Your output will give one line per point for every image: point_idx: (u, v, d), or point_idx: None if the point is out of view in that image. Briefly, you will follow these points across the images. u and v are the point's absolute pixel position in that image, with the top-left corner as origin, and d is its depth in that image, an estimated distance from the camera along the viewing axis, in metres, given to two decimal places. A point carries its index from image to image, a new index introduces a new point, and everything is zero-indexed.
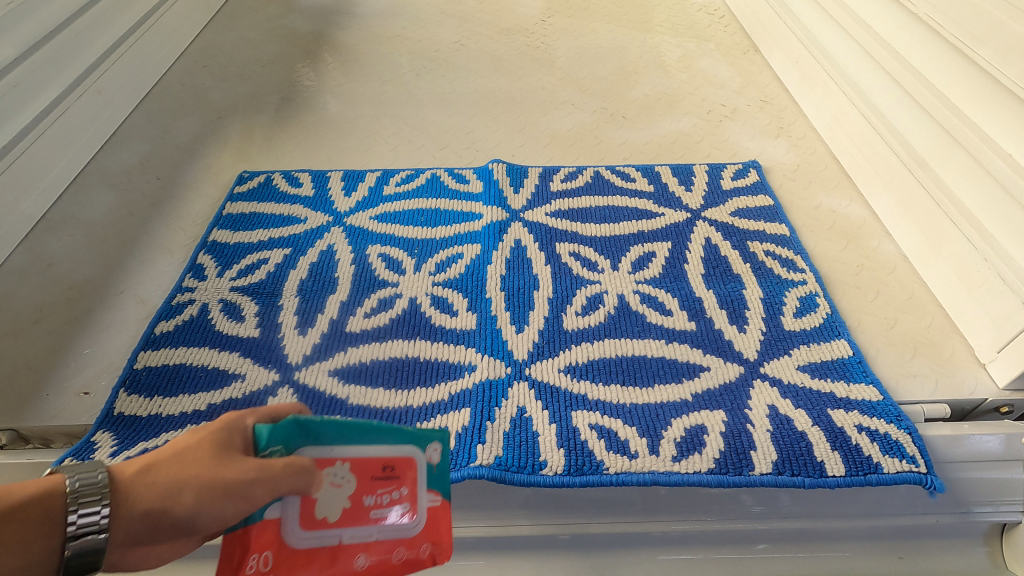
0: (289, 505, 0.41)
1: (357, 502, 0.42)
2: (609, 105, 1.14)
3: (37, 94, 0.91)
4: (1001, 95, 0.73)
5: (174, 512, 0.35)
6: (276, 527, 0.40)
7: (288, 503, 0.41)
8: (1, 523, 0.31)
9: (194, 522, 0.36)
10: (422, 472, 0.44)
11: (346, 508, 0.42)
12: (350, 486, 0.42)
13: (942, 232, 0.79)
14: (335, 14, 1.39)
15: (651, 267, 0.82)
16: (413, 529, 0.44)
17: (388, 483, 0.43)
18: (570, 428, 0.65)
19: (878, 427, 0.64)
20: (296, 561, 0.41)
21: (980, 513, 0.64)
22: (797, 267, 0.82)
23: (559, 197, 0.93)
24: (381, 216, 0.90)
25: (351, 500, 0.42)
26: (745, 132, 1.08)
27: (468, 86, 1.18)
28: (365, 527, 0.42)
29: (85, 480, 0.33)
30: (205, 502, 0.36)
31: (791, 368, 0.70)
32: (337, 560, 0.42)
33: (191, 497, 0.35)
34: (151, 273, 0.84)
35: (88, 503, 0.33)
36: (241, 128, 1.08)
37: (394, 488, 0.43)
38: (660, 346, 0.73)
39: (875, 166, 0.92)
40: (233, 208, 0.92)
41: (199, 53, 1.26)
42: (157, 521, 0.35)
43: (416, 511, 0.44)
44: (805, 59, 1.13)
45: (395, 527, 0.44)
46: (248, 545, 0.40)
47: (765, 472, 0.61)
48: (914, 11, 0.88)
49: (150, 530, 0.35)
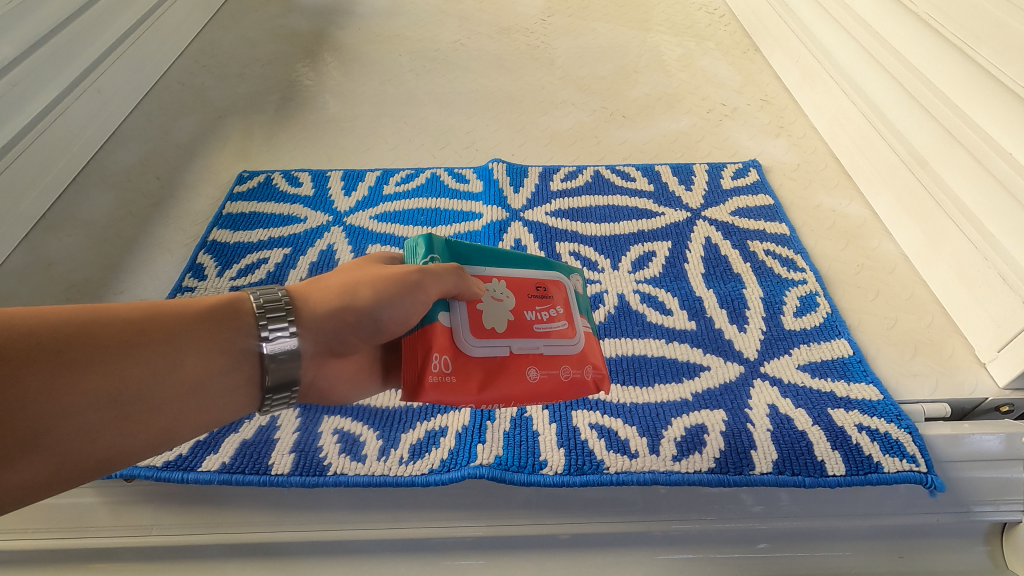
0: (459, 313, 0.50)
1: (520, 316, 0.52)
2: (609, 105, 1.14)
3: (36, 93, 0.91)
4: (1001, 93, 0.73)
5: (357, 306, 0.47)
6: (452, 333, 0.49)
7: (457, 311, 0.50)
8: (204, 323, 0.40)
9: (375, 315, 0.47)
10: (567, 294, 0.55)
11: (510, 320, 0.51)
12: (510, 302, 0.52)
13: (942, 232, 0.79)
14: (335, 14, 1.39)
15: (651, 267, 0.82)
16: (573, 346, 0.53)
17: (538, 302, 0.53)
18: (570, 428, 0.65)
19: (878, 426, 0.64)
20: (471, 366, 0.49)
21: (981, 513, 0.64)
22: (797, 267, 0.82)
23: (559, 196, 0.93)
24: (381, 216, 0.90)
25: (512, 314, 0.52)
26: (745, 132, 1.08)
27: (468, 86, 1.18)
28: (531, 338, 0.51)
29: (267, 299, 0.44)
30: (379, 295, 0.47)
31: (792, 367, 0.70)
32: (504, 367, 0.50)
33: (366, 295, 0.47)
34: (150, 273, 0.84)
35: (275, 315, 0.43)
36: (241, 128, 1.08)
37: (547, 307, 0.53)
38: (660, 346, 0.73)
39: (875, 166, 0.92)
40: (232, 207, 0.92)
41: (198, 52, 1.26)
42: (344, 318, 0.47)
43: (570, 328, 0.54)
44: (805, 58, 1.13)
45: (553, 341, 0.52)
46: (433, 346, 0.48)
47: (766, 472, 0.61)
48: (914, 11, 0.88)
49: (344, 323, 0.47)
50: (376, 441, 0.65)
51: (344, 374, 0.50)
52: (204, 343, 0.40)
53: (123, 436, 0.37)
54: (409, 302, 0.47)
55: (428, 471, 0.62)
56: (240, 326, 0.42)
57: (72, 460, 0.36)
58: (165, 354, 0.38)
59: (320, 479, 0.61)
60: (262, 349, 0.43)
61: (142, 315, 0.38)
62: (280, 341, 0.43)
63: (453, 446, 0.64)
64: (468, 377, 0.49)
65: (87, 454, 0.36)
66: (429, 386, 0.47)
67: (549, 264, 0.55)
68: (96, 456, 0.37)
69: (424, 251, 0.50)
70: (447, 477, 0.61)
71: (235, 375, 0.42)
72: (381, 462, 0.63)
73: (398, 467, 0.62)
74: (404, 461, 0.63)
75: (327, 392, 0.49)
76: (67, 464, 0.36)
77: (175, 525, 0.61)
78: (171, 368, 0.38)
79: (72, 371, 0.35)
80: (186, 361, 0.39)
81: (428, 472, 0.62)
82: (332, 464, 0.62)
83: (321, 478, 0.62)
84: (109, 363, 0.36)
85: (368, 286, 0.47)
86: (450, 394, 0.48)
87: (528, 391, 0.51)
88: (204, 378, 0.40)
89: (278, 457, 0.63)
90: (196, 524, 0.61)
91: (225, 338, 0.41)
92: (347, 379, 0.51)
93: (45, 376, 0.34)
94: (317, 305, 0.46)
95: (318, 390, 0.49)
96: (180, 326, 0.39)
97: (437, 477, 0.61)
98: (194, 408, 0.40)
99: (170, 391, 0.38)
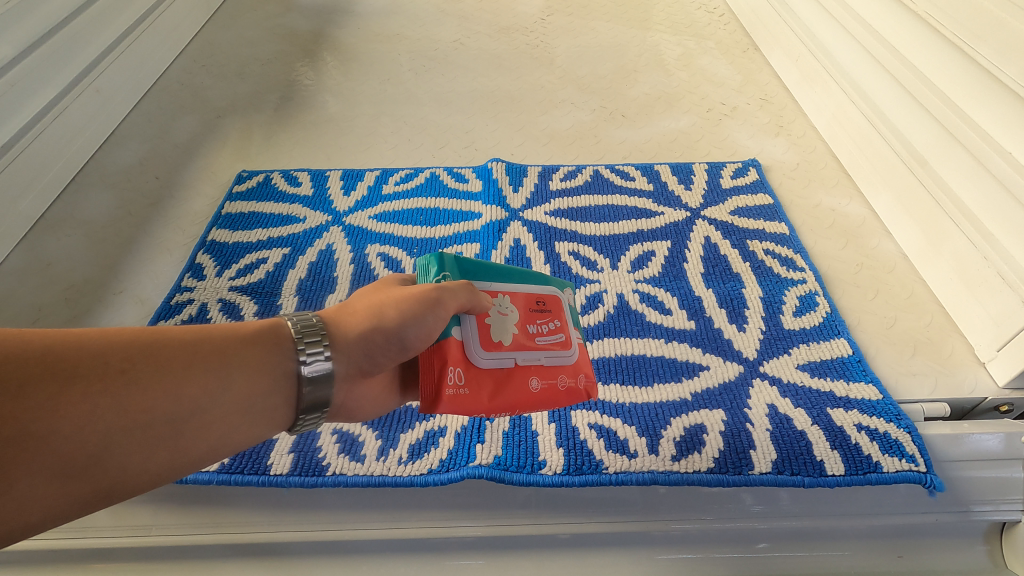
0: (470, 327, 0.49)
1: (523, 329, 0.52)
2: (609, 105, 1.13)
3: (35, 93, 0.91)
4: (1001, 92, 0.73)
5: (386, 326, 0.46)
6: (465, 346, 0.49)
7: (468, 325, 0.49)
8: (249, 344, 0.39)
9: (403, 333, 0.46)
10: (566, 310, 0.56)
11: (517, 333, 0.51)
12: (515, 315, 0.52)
13: (942, 231, 0.79)
14: (334, 13, 1.39)
15: (651, 266, 0.82)
16: (569, 356, 0.54)
17: (540, 315, 0.54)
18: (570, 428, 0.65)
19: (877, 426, 0.64)
20: (482, 378, 0.49)
21: (980, 513, 0.64)
22: (797, 266, 0.82)
23: (558, 196, 0.93)
24: (381, 216, 0.90)
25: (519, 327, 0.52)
26: (745, 131, 1.08)
27: (467, 85, 1.18)
28: (535, 351, 0.52)
29: (302, 322, 0.42)
30: (405, 315, 0.46)
31: (791, 367, 0.70)
32: (514, 379, 0.51)
33: (394, 313, 0.46)
34: (149, 273, 0.84)
35: (312, 338, 0.42)
36: (240, 127, 1.08)
37: (546, 319, 0.54)
38: (660, 346, 0.73)
39: (875, 165, 0.92)
40: (232, 207, 0.92)
41: (197, 52, 1.26)
42: (372, 340, 0.46)
43: (567, 340, 0.54)
44: (805, 57, 1.13)
45: (555, 353, 0.53)
46: (447, 359, 0.48)
47: (765, 472, 0.61)
48: (914, 9, 0.88)
49: (371, 345, 0.46)
50: (376, 440, 0.65)
51: (368, 393, 0.49)
52: (250, 365, 0.39)
53: (174, 456, 0.36)
54: (432, 318, 0.46)
55: (428, 470, 0.62)
56: (283, 349, 0.41)
57: (123, 479, 0.35)
58: (217, 375, 0.37)
59: (319, 479, 0.61)
60: (302, 372, 0.41)
61: (195, 335, 0.37)
62: (319, 365, 0.42)
63: (453, 446, 0.64)
64: (481, 389, 0.49)
65: (138, 474, 0.35)
66: (445, 399, 0.47)
67: (547, 279, 0.56)
68: (146, 475, 0.35)
69: (435, 270, 0.51)
70: (446, 477, 0.61)
71: (279, 397, 0.40)
72: (381, 462, 0.63)
73: (397, 467, 0.62)
74: (404, 460, 0.63)
75: (353, 411, 0.48)
76: (119, 482, 0.35)
77: (176, 526, 0.61)
78: (220, 390, 0.37)
79: (129, 391, 0.34)
80: (236, 381, 0.38)
81: (428, 472, 0.62)
82: (331, 465, 0.62)
83: (320, 478, 0.62)
84: (164, 383, 0.35)
85: (394, 307, 0.46)
86: (465, 407, 0.48)
87: (534, 401, 0.51)
88: (250, 399, 0.39)
89: (277, 457, 0.63)
90: (197, 524, 0.61)
91: (272, 360, 0.40)
92: (373, 397, 0.50)
93: (103, 395, 0.33)
94: (344, 327, 0.45)
95: (345, 411, 0.48)
96: (231, 347, 0.38)
97: (436, 477, 0.61)
98: (241, 428, 0.39)
99: (220, 411, 0.37)
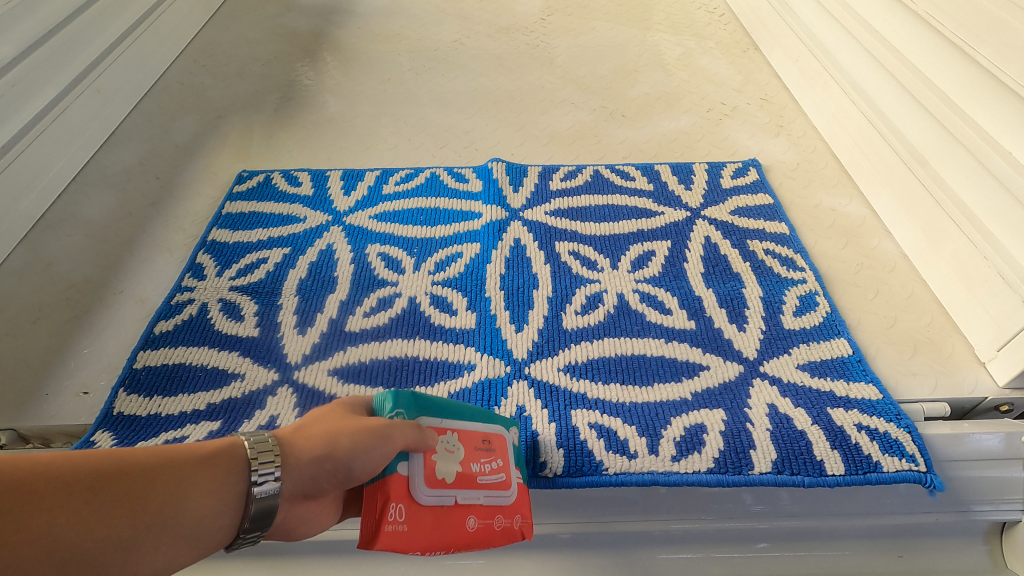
0: (417, 463, 0.47)
1: (466, 469, 0.50)
2: (609, 105, 1.13)
3: (35, 94, 0.91)
4: (1001, 92, 0.73)
5: (337, 453, 0.43)
6: (409, 483, 0.47)
7: (416, 462, 0.47)
8: (205, 467, 0.38)
9: (352, 463, 0.44)
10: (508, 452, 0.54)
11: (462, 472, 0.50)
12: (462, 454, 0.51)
13: (942, 231, 0.79)
14: (334, 13, 1.39)
15: (651, 266, 0.82)
16: (508, 496, 0.52)
17: (482, 455, 0.52)
18: (570, 428, 0.64)
19: (878, 426, 0.64)
20: (423, 515, 0.47)
21: (979, 512, 0.64)
22: (797, 266, 0.82)
23: (559, 196, 0.93)
24: (381, 216, 0.90)
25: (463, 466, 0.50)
26: (745, 131, 1.08)
27: (467, 85, 1.18)
28: (475, 490, 0.50)
29: (259, 442, 0.41)
30: (359, 445, 0.44)
31: (791, 367, 0.70)
32: (454, 519, 0.48)
33: (349, 442, 0.44)
34: (150, 273, 0.84)
35: (265, 458, 0.41)
36: (240, 127, 1.08)
37: (490, 459, 0.52)
38: (660, 346, 0.73)
39: (875, 166, 0.92)
40: (232, 207, 0.92)
41: (198, 52, 1.26)
42: (323, 465, 0.43)
43: (508, 480, 0.53)
44: (805, 57, 1.13)
45: (494, 493, 0.51)
46: (390, 495, 0.45)
47: (765, 472, 0.61)
48: (915, 8, 0.88)
49: (320, 471, 0.43)
50: None
51: (314, 514, 0.46)
52: (207, 487, 0.38)
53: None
54: (381, 450, 0.45)
55: None
56: (237, 471, 0.39)
57: None
58: (173, 497, 0.36)
59: None
60: (251, 493, 0.40)
61: (153, 457, 0.37)
62: (270, 486, 0.40)
63: None
64: (421, 528, 0.46)
65: None
66: (382, 535, 0.45)
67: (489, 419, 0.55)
68: None
69: (390, 405, 0.48)
70: None
71: (230, 520, 0.39)
72: None
73: None
74: None
75: (291, 531, 0.45)
76: None
77: None
78: (172, 512, 0.36)
79: (84, 515, 0.34)
80: (189, 504, 0.37)
81: None
82: None
83: None
84: (117, 508, 0.35)
85: (350, 435, 0.44)
86: (402, 546, 0.46)
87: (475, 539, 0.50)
88: (203, 521, 0.38)
89: None
90: None
91: (228, 483, 0.39)
92: (315, 520, 0.46)
93: (56, 518, 0.33)
94: (294, 445, 0.43)
95: (281, 532, 0.44)
96: (189, 471, 0.38)
97: None
98: (189, 553, 0.37)
99: (170, 536, 0.36)
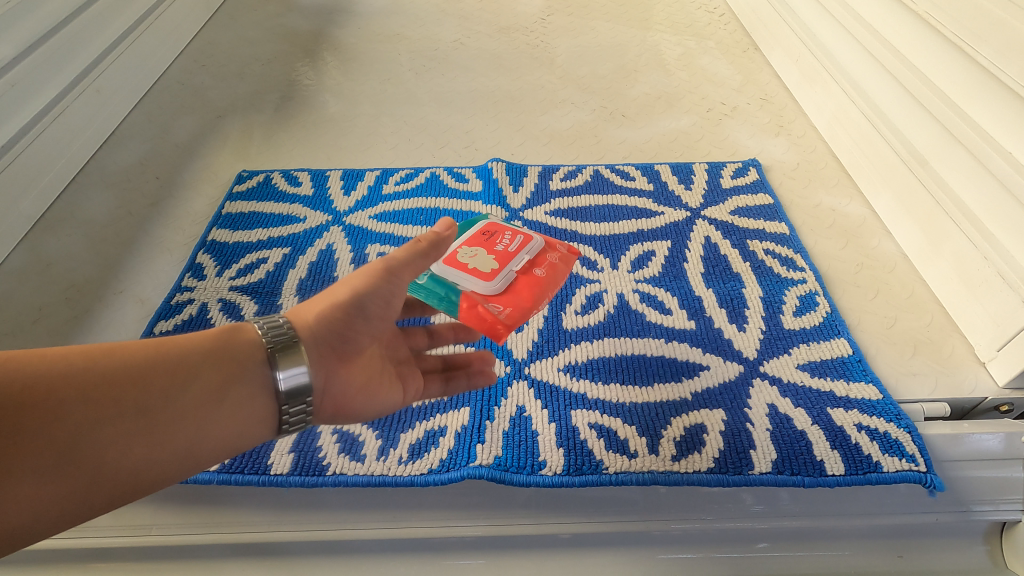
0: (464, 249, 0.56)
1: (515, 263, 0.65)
2: (609, 105, 1.13)
3: (35, 94, 0.91)
4: (1001, 92, 0.73)
5: (342, 306, 0.50)
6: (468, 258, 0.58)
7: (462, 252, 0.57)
8: (212, 361, 0.44)
9: (361, 303, 0.50)
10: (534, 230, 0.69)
11: (501, 304, 0.62)
12: (489, 286, 0.63)
13: (942, 231, 0.79)
14: (334, 13, 1.39)
15: (650, 266, 0.82)
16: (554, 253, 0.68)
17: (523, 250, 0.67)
18: (570, 428, 0.64)
19: (877, 426, 0.64)
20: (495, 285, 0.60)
21: (979, 512, 0.64)
22: (797, 266, 0.82)
23: (559, 196, 0.93)
24: (381, 216, 0.90)
25: (497, 299, 0.62)
26: (745, 131, 1.08)
27: (467, 85, 1.18)
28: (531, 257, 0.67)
29: (270, 327, 0.48)
30: (361, 289, 0.51)
31: (791, 367, 0.70)
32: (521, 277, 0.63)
33: (351, 295, 0.50)
34: (149, 273, 0.84)
35: (275, 330, 0.47)
36: (241, 127, 1.08)
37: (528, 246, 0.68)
38: (660, 346, 0.72)
39: (875, 166, 0.92)
40: (232, 207, 0.92)
41: (198, 52, 1.26)
42: (336, 322, 0.50)
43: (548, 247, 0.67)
44: (805, 57, 1.13)
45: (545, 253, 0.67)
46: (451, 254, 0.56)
47: (765, 472, 0.61)
48: (914, 8, 0.88)
49: (332, 338, 0.50)
50: (376, 440, 0.64)
51: (356, 389, 0.51)
52: (214, 385, 0.44)
53: (149, 460, 0.41)
54: (385, 291, 0.51)
55: (427, 470, 0.61)
56: (245, 363, 0.45)
57: (107, 484, 0.40)
58: (181, 397, 0.42)
59: (319, 479, 0.61)
60: (271, 377, 0.46)
61: (165, 358, 0.43)
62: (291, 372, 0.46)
63: (453, 445, 0.63)
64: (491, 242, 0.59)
65: (117, 478, 0.40)
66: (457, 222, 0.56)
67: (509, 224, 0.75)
68: (126, 481, 0.41)
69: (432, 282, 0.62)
70: (446, 477, 0.60)
71: (244, 412, 0.45)
72: (381, 462, 0.62)
73: (397, 467, 0.61)
74: (404, 460, 0.62)
75: (340, 402, 0.50)
76: (98, 493, 0.40)
77: (174, 525, 0.62)
78: (184, 404, 0.42)
79: (105, 411, 0.40)
80: (198, 396, 0.43)
81: (428, 472, 0.61)
82: (331, 464, 0.62)
83: (321, 478, 0.61)
84: (134, 404, 0.41)
85: (348, 284, 0.51)
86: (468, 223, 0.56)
87: (545, 286, 0.66)
88: (214, 415, 0.43)
89: (277, 456, 0.62)
90: (196, 523, 0.62)
91: (232, 376, 0.45)
92: (360, 390, 0.51)
93: (81, 412, 0.39)
94: (302, 320, 0.49)
95: (335, 401, 0.50)
96: (197, 367, 0.44)
97: (436, 477, 0.60)
98: (205, 445, 0.43)
99: (185, 423, 0.42)
